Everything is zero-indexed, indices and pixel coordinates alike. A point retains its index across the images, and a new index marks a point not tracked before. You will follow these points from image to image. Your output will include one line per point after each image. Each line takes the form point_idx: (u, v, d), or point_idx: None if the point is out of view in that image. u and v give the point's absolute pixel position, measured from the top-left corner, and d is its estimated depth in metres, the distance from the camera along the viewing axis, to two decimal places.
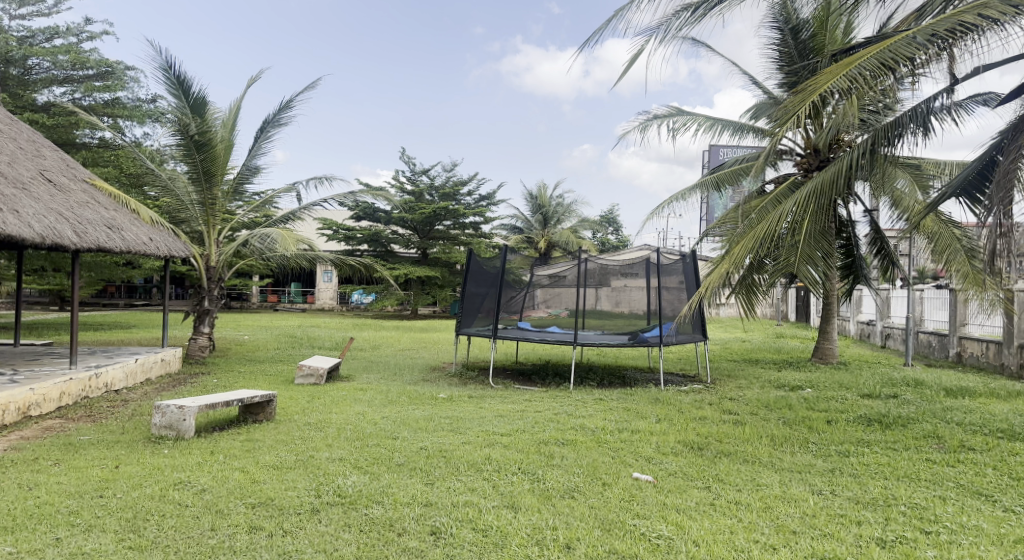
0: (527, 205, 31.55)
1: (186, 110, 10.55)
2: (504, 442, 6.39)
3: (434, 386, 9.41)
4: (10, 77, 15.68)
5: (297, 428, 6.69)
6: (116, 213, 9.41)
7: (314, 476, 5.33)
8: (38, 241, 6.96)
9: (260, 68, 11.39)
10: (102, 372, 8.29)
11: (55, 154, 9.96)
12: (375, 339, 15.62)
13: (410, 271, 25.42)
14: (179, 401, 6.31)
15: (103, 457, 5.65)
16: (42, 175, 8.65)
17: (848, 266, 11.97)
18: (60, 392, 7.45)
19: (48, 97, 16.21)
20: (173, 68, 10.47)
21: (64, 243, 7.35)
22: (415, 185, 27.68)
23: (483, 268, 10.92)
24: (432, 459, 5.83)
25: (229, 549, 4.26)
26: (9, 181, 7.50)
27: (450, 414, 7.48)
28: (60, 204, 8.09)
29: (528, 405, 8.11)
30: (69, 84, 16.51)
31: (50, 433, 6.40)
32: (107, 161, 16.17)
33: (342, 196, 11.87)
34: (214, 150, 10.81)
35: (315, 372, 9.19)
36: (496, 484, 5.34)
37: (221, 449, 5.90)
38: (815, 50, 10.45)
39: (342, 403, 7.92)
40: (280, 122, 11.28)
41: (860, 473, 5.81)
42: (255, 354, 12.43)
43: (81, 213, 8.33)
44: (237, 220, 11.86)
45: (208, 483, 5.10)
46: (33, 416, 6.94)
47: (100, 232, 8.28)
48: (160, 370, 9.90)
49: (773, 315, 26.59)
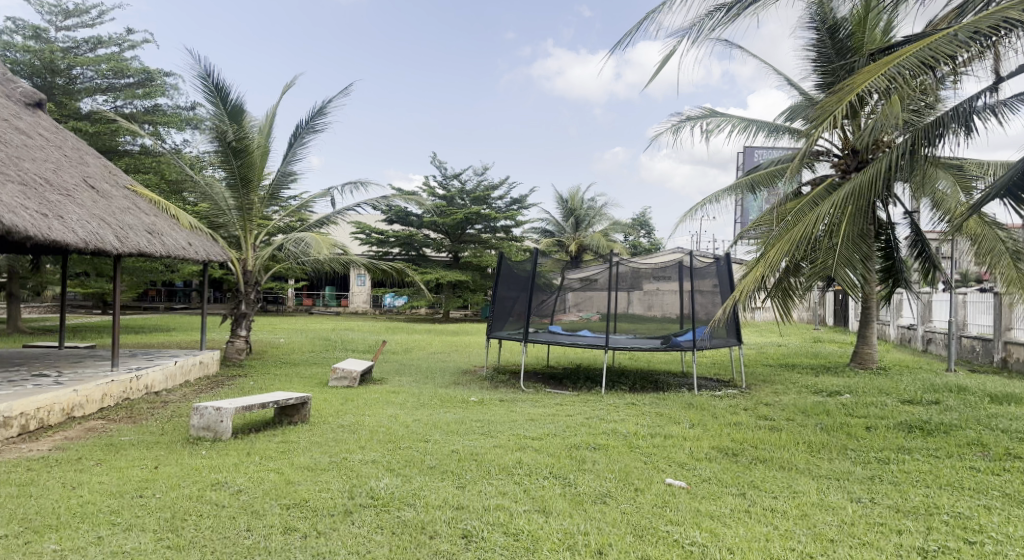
0: (558, 208, 31.55)
1: (224, 117, 10.78)
2: (535, 446, 6.36)
3: (465, 389, 9.43)
4: (56, 87, 16.17)
5: (330, 430, 6.76)
6: (157, 219, 9.65)
7: (346, 479, 5.36)
8: (82, 246, 7.16)
9: (295, 75, 11.58)
10: (143, 374, 8.49)
11: (98, 161, 10.23)
12: (407, 342, 15.75)
13: (441, 275, 25.57)
14: (215, 403, 6.43)
15: (143, 458, 5.78)
16: (86, 182, 8.90)
17: (887, 269, 11.68)
18: (103, 394, 7.65)
19: (91, 106, 16.72)
20: (211, 76, 10.68)
21: (107, 249, 7.54)
22: (446, 189, 27.87)
23: (513, 272, 10.87)
24: (463, 463, 5.83)
25: (264, 549, 4.32)
26: (54, 188, 7.73)
27: (481, 418, 7.47)
28: (102, 210, 8.31)
29: (559, 409, 8.07)
30: (111, 93, 16.94)
31: (93, 434, 6.56)
32: (147, 167, 16.59)
33: (374, 201, 11.96)
34: (251, 156, 11.02)
35: (347, 375, 9.27)
36: (526, 488, 5.32)
37: (257, 450, 6.00)
38: (853, 49, 10.24)
39: (374, 405, 7.97)
40: (314, 127, 11.44)
41: (900, 481, 5.66)
42: (290, 356, 12.60)
43: (122, 219, 8.55)
44: (274, 225, 12.05)
45: (244, 484, 5.18)
46: (76, 417, 7.13)
47: (141, 238, 8.49)
48: (199, 372, 10.10)
49: (809, 320, 26.10)
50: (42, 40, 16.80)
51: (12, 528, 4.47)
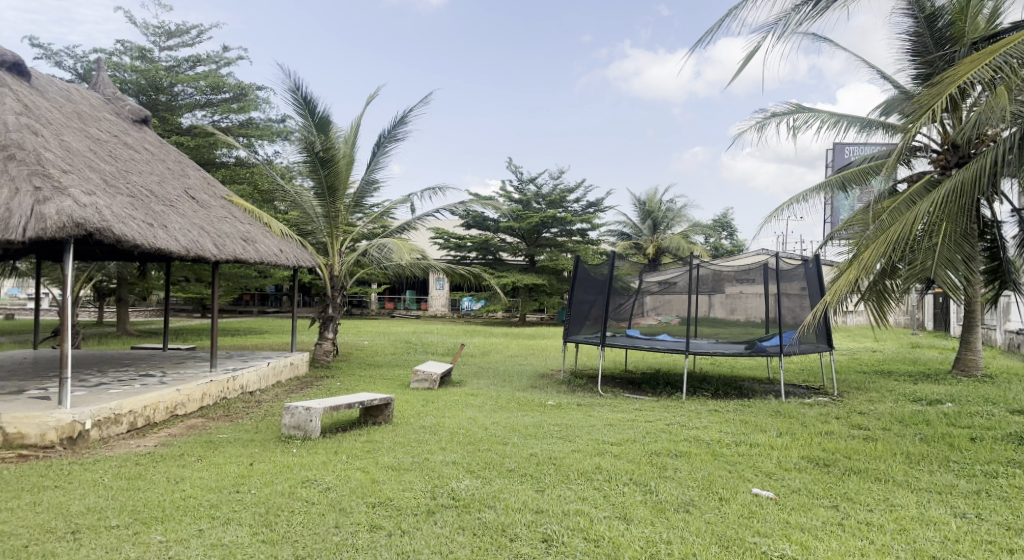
0: (635, 210, 31.22)
1: (312, 129, 11.21)
2: (615, 452, 6.29)
3: (543, 393, 9.44)
4: (160, 104, 17.27)
5: (412, 431, 6.90)
6: (251, 227, 10.15)
7: (428, 479, 5.46)
8: (184, 254, 7.60)
9: (378, 85, 11.93)
10: (239, 375, 8.93)
11: (198, 174, 10.85)
12: (485, 345, 15.93)
13: (517, 278, 25.73)
14: (305, 403, 6.68)
15: (239, 455, 6.07)
16: (187, 193, 9.45)
17: (994, 270, 10.91)
18: (203, 393, 8.10)
19: (191, 121, 17.79)
20: (300, 90, 11.14)
21: (207, 255, 7.98)
22: (522, 193, 27.99)
23: (591, 275, 10.78)
24: (542, 467, 5.84)
25: (351, 547, 4.44)
26: (160, 200, 8.25)
27: (560, 422, 7.45)
28: (202, 219, 8.80)
29: (639, 414, 7.96)
30: (209, 108, 17.95)
31: (193, 431, 6.95)
32: (241, 178, 17.49)
33: (454, 207, 12.15)
34: (337, 166, 11.42)
35: (427, 377, 9.45)
36: (606, 494, 5.27)
37: (343, 449, 6.19)
38: (954, 38, 9.64)
39: (454, 407, 8.09)
40: (396, 136, 11.74)
41: (1011, 497, 5.26)
42: (373, 358, 12.98)
43: (220, 227, 9.04)
44: (357, 231, 12.44)
45: (332, 482, 5.36)
46: (179, 415, 7.57)
47: (237, 245, 8.94)
48: (290, 373, 10.54)
49: (906, 324, 24.71)
50: (148, 61, 18.00)
51: (123, 519, 4.70)
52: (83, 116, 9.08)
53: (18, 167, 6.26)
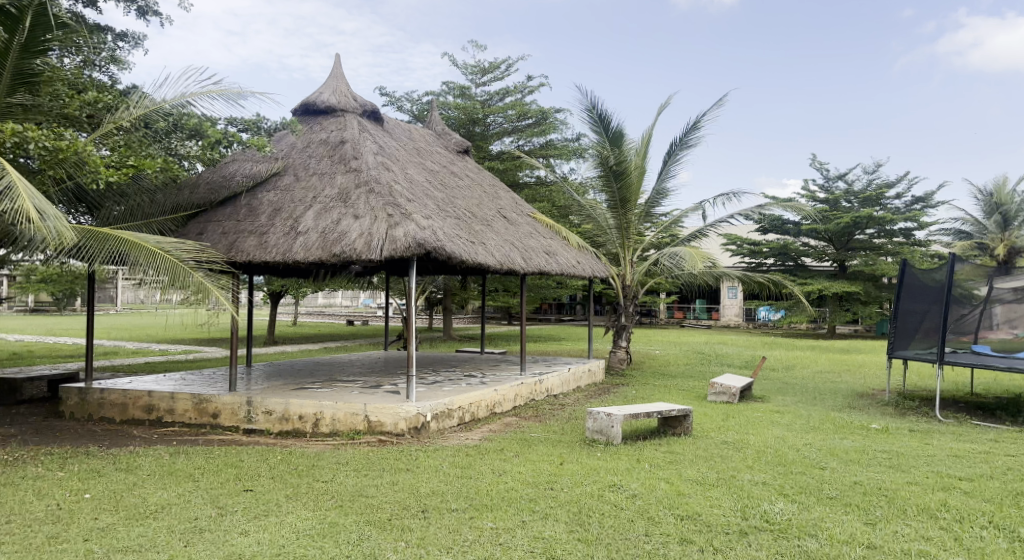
0: (976, 205, 26.53)
1: (606, 144, 11.61)
2: (964, 489, 5.36)
3: (862, 414, 8.47)
4: (474, 134, 19.41)
5: (714, 445, 6.71)
6: (553, 241, 10.88)
7: (738, 497, 5.24)
8: (499, 267, 8.42)
9: (670, 95, 11.92)
10: (545, 379, 9.59)
11: (508, 194, 11.98)
12: (788, 359, 14.85)
13: (823, 286, 23.55)
14: (607, 409, 6.91)
15: (550, 454, 6.51)
16: (500, 212, 10.49)
17: None
18: (515, 394, 8.87)
19: (499, 147, 19.66)
20: (595, 108, 11.64)
21: (517, 268, 8.74)
22: (827, 193, 25.62)
23: (918, 282, 9.40)
24: (870, 497, 5.22)
25: (663, 555, 4.39)
26: (479, 220, 9.28)
27: (888, 449, 6.60)
28: (513, 236, 9.69)
29: (993, 447, 6.69)
30: (516, 134, 19.65)
31: (509, 429, 7.64)
32: (542, 197, 18.89)
33: (751, 211, 11.57)
34: (630, 178, 11.65)
35: (726, 391, 9.11)
36: (957, 537, 4.51)
37: (646, 458, 6.27)
38: None
39: (759, 424, 7.67)
40: (688, 143, 11.60)
41: None
42: (667, 369, 12.94)
43: (527, 242, 9.85)
44: (650, 241, 12.55)
45: (638, 489, 5.44)
46: (496, 413, 8.38)
47: (542, 258, 9.65)
48: (588, 380, 11.02)
49: None
50: (465, 97, 20.38)
51: (460, 504, 5.23)
52: (420, 150, 10.63)
53: (377, 199, 7.56)
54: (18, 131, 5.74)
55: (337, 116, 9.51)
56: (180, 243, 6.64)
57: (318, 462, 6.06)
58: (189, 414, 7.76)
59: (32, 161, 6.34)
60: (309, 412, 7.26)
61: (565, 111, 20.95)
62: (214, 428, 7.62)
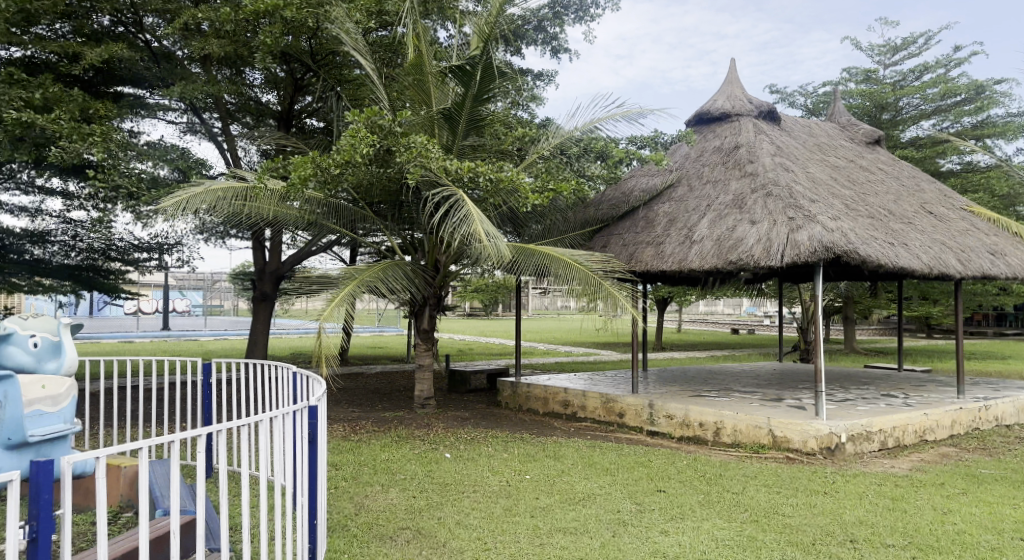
0: None
1: None
2: None
3: None
4: (882, 122, 17.23)
5: None
6: (998, 240, 9.02)
7: None
8: (926, 271, 7.29)
9: None
10: (992, 405, 8.00)
11: (933, 186, 10.34)
12: None
13: None
14: None
15: (1013, 498, 5.35)
16: (924, 208, 9.09)
17: None
18: (952, 420, 7.59)
19: (915, 133, 17.24)
20: None
21: (950, 273, 7.46)
22: None
23: None
24: None
25: None
26: (897, 218, 8.18)
27: None
28: (942, 235, 8.31)
29: None
30: (938, 116, 16.94)
31: (948, 461, 6.55)
32: (975, 186, 16.17)
33: None
34: None
35: None
36: None
37: None
38: None
39: None
40: None
41: None
42: None
43: (962, 242, 8.33)
44: None
45: None
46: (927, 440, 7.28)
47: (985, 262, 8.06)
48: None
49: None
50: (870, 81, 18.29)
51: (896, 540, 4.45)
52: (823, 147, 9.86)
53: (777, 203, 7.23)
54: (472, 167, 7.07)
55: (732, 121, 9.44)
56: (591, 254, 7.36)
57: (728, 472, 6.04)
58: (598, 411, 8.49)
59: (479, 192, 7.56)
60: (710, 420, 7.33)
61: (1008, 78, 17.19)
62: (621, 427, 8.19)
